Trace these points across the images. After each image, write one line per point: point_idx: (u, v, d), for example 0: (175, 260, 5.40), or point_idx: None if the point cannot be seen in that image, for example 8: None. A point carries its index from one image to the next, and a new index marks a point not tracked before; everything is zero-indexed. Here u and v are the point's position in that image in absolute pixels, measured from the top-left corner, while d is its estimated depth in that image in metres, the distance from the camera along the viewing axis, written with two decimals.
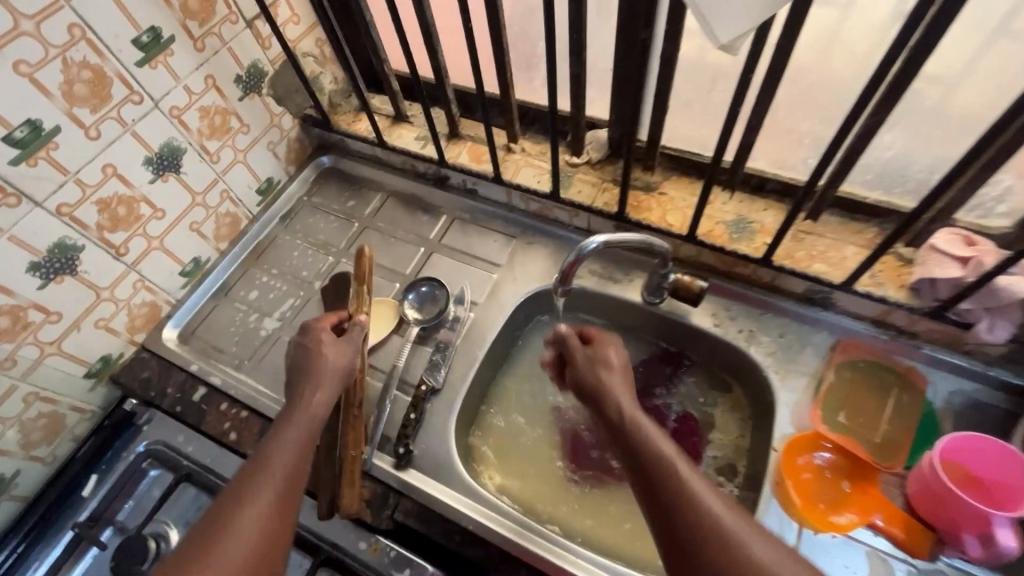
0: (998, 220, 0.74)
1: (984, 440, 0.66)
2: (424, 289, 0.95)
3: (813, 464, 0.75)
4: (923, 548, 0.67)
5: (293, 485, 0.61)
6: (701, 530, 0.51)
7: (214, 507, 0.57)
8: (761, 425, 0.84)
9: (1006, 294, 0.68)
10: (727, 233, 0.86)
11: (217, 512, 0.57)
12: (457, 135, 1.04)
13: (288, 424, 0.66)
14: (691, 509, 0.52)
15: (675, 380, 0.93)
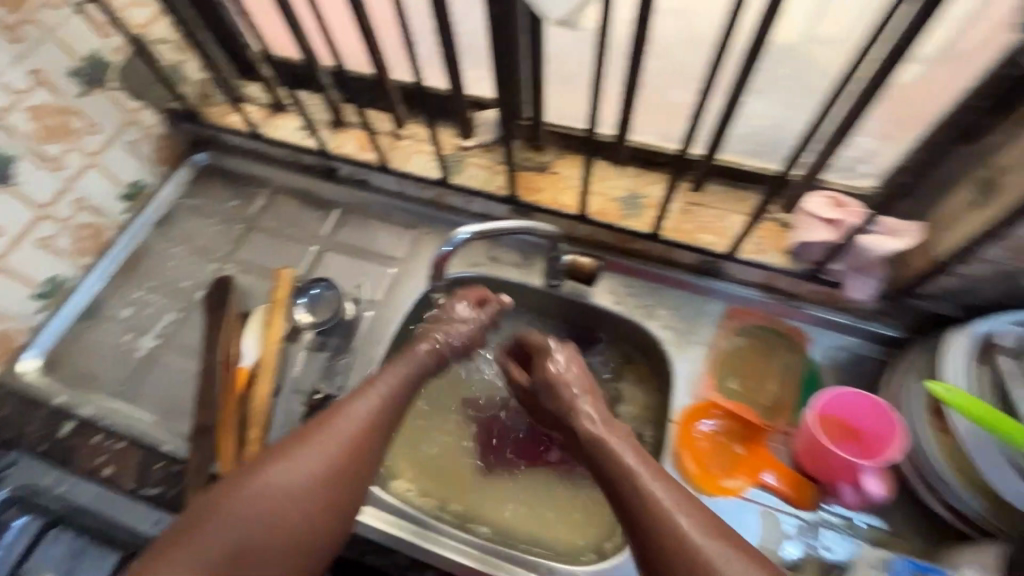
0: (863, 181, 0.77)
1: (856, 395, 0.70)
2: (315, 291, 0.88)
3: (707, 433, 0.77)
4: (806, 500, 0.71)
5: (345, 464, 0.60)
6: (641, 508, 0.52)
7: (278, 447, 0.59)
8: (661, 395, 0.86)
9: (869, 253, 0.71)
10: (618, 210, 0.86)
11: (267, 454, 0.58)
12: (341, 123, 0.98)
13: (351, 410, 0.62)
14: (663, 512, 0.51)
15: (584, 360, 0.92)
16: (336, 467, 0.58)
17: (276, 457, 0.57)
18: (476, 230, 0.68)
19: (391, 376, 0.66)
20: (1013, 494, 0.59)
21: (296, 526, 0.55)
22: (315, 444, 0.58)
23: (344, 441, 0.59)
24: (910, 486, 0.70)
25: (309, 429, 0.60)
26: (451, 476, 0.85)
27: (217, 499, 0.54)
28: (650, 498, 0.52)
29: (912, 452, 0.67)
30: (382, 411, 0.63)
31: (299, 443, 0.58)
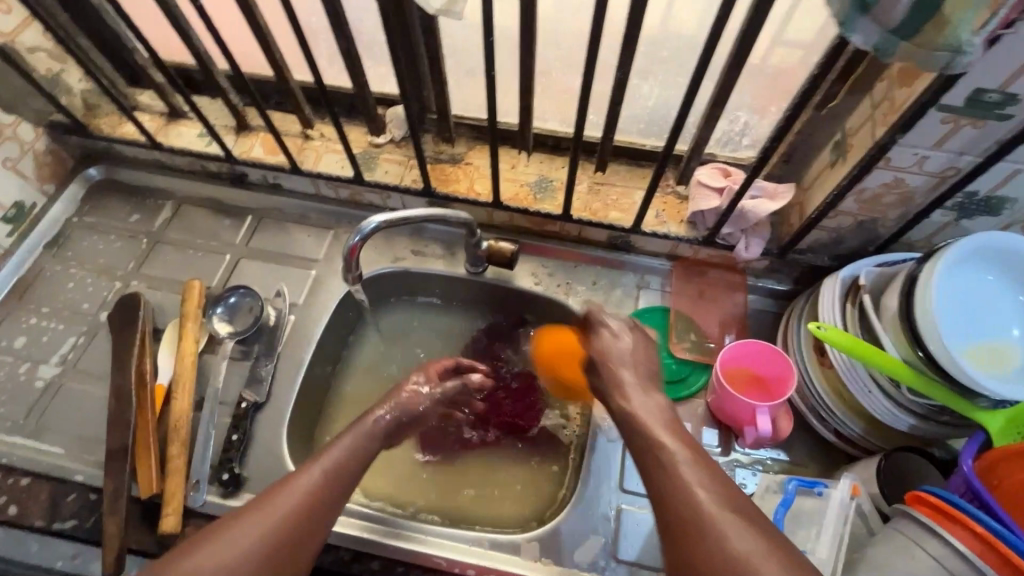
0: (746, 152, 0.85)
1: (753, 344, 0.77)
2: (233, 300, 0.86)
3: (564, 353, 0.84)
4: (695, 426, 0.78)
5: (317, 510, 0.57)
6: (687, 502, 0.51)
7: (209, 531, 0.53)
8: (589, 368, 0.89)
9: (753, 215, 0.79)
10: (531, 195, 0.89)
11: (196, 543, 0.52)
12: (245, 127, 0.95)
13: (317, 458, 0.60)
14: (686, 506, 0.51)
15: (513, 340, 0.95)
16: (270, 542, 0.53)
17: (207, 539, 0.52)
18: (386, 219, 0.68)
19: (356, 433, 0.64)
20: (883, 413, 0.68)
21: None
22: (274, 506, 0.55)
23: (285, 513, 0.55)
24: (805, 419, 0.78)
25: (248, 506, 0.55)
26: (391, 469, 0.85)
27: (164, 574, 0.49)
28: (683, 489, 0.52)
29: (804, 389, 0.75)
30: (335, 480, 0.59)
31: (239, 520, 0.54)
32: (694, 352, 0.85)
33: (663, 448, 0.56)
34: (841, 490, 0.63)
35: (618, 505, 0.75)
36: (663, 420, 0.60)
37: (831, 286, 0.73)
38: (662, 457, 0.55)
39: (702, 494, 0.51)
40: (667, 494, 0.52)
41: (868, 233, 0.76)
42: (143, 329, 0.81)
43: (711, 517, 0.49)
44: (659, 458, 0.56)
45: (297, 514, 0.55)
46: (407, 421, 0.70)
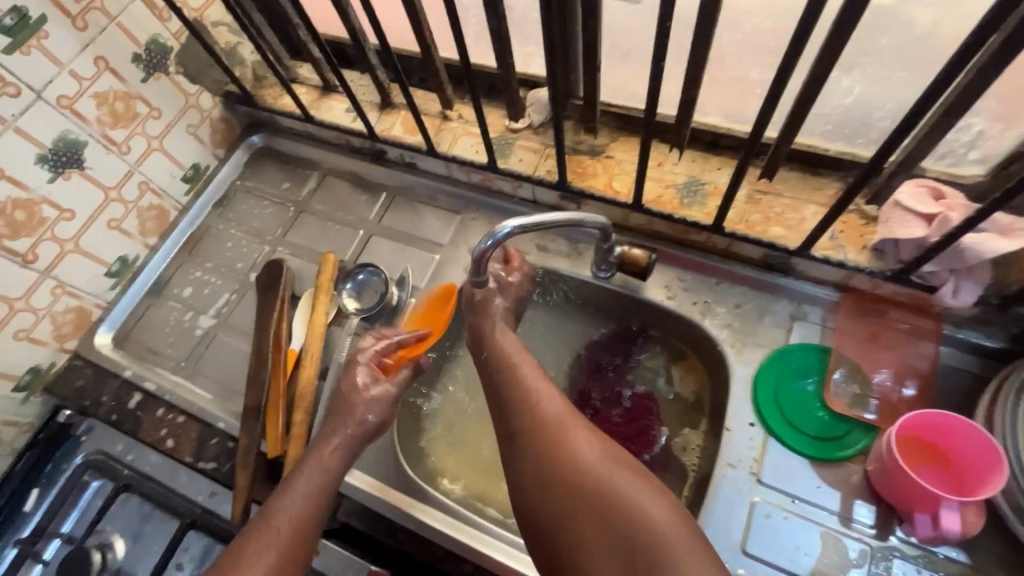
0: (971, 169, 0.66)
1: (949, 417, 0.61)
2: (361, 277, 0.88)
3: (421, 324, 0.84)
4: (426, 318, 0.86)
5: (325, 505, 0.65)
6: (605, 495, 0.56)
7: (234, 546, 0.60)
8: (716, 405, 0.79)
9: (973, 254, 0.62)
10: (677, 198, 0.79)
11: (249, 536, 0.60)
12: (389, 105, 0.96)
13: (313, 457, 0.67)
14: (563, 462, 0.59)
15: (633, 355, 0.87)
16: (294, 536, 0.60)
17: (263, 521, 0.61)
18: (520, 224, 0.64)
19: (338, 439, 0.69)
20: None
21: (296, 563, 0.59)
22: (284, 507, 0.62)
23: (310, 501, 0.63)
24: (1006, 521, 0.61)
25: (261, 518, 0.61)
26: (490, 468, 0.84)
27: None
28: (579, 465, 0.58)
29: (1013, 486, 0.59)
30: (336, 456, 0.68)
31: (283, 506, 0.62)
32: (854, 408, 0.71)
33: (574, 451, 0.60)
34: None
35: (737, 569, 0.65)
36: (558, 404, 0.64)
37: None
38: (571, 462, 0.59)
39: (607, 469, 0.58)
40: (590, 498, 0.56)
41: None
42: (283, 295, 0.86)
43: (613, 490, 0.56)
44: (573, 472, 0.58)
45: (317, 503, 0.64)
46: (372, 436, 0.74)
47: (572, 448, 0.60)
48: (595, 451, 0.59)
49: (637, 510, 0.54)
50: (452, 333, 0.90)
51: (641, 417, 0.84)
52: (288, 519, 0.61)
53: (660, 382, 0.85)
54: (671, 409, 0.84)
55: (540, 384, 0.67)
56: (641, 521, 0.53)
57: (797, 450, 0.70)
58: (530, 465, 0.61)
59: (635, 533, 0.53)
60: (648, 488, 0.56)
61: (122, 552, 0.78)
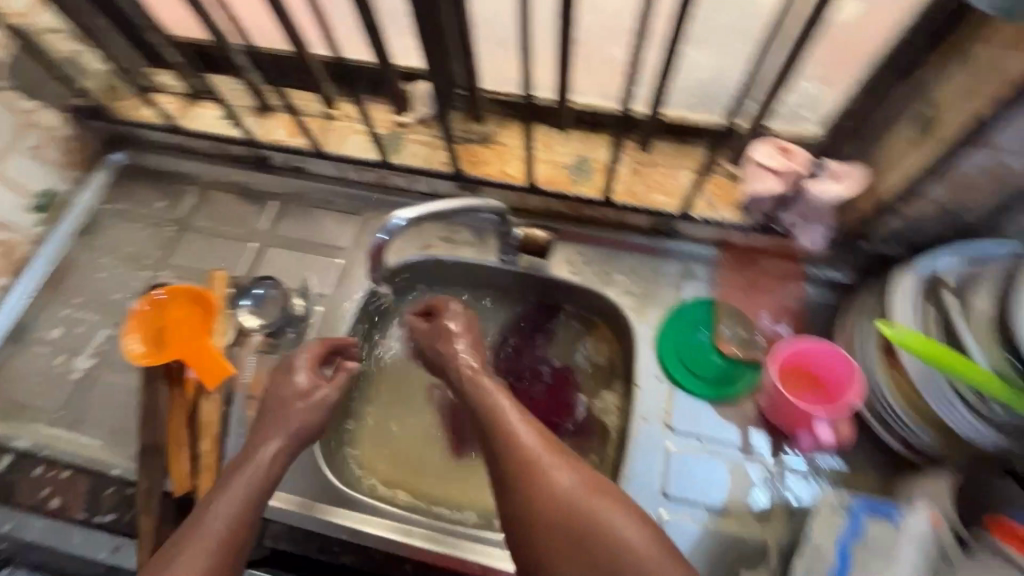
0: (809, 127, 0.75)
1: (812, 345, 0.71)
2: (259, 292, 0.84)
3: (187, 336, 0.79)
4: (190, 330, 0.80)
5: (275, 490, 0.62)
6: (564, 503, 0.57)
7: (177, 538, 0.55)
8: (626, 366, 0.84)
9: (820, 200, 0.70)
10: (567, 177, 0.83)
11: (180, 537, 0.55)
12: (267, 108, 0.91)
13: (262, 444, 0.64)
14: (544, 492, 0.58)
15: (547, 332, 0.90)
16: (239, 520, 0.57)
17: (189, 526, 0.56)
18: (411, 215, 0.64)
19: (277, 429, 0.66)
20: (962, 426, 0.60)
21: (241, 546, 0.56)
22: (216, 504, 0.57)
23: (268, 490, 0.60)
24: (868, 425, 0.71)
25: (200, 508, 0.58)
26: (421, 465, 0.83)
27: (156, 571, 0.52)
28: (557, 493, 0.57)
29: (870, 396, 0.68)
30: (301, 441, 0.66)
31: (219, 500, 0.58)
32: (743, 349, 0.79)
33: (533, 453, 0.60)
34: (919, 515, 0.52)
35: (660, 512, 0.70)
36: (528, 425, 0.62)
37: (908, 281, 0.64)
38: (531, 468, 0.59)
39: (587, 500, 0.57)
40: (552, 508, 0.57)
41: (950, 220, 0.67)
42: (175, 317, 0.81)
43: (599, 523, 0.55)
44: (535, 480, 0.58)
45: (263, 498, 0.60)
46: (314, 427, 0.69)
47: (530, 450, 0.60)
48: (574, 480, 0.58)
49: (603, 519, 0.55)
50: (366, 336, 0.88)
51: (560, 389, 0.87)
52: (220, 528, 0.55)
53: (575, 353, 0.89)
54: (588, 376, 0.88)
55: (503, 395, 0.67)
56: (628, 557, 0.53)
57: (696, 394, 0.77)
58: (510, 490, 0.60)
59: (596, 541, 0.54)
60: (631, 521, 0.56)
61: None
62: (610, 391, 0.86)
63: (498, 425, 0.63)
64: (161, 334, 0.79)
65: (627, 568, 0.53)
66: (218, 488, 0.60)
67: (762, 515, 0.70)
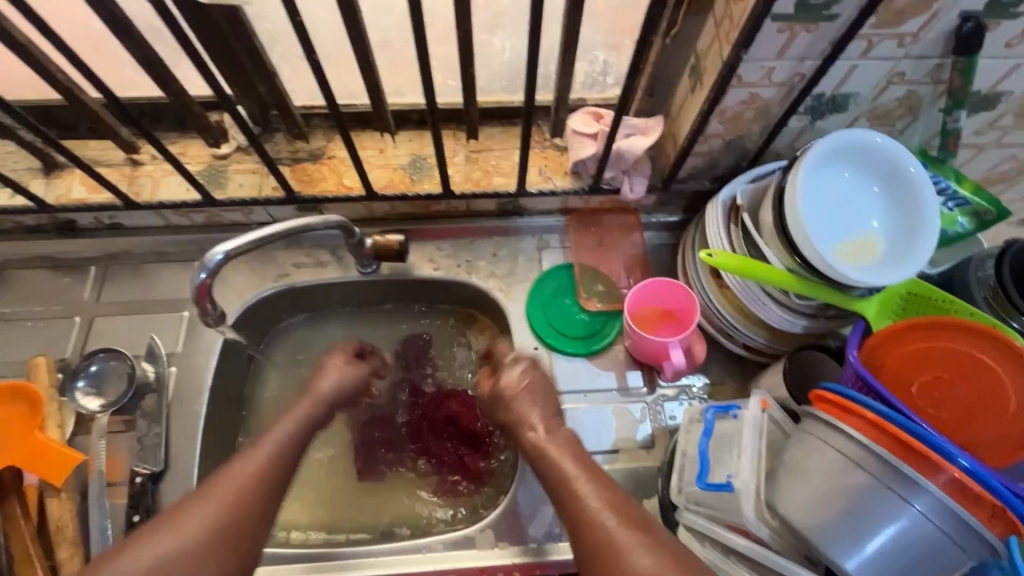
0: (613, 90, 0.82)
1: (653, 284, 0.79)
2: (95, 369, 0.75)
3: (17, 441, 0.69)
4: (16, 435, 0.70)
5: (287, 477, 0.57)
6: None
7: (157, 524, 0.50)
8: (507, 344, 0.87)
9: (630, 154, 0.78)
10: (407, 177, 0.83)
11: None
12: (57, 167, 0.81)
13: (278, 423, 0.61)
14: (578, 523, 0.52)
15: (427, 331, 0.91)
16: (226, 516, 0.51)
17: (167, 518, 0.50)
18: (231, 245, 0.61)
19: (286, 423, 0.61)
20: (779, 321, 0.70)
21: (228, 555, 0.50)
22: (199, 506, 0.51)
23: (223, 521, 0.50)
24: (717, 340, 0.80)
25: (186, 500, 0.51)
26: (328, 497, 0.81)
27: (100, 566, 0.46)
28: (590, 524, 0.51)
29: (710, 314, 0.77)
30: (274, 475, 0.55)
31: (162, 529, 0.48)
32: (605, 302, 0.85)
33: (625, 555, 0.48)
34: (752, 406, 0.59)
35: None
36: (580, 467, 0.56)
37: (714, 210, 0.73)
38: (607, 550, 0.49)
39: (619, 533, 0.50)
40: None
41: (738, 150, 0.77)
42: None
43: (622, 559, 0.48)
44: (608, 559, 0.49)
45: (230, 527, 0.50)
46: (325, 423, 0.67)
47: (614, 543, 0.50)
48: (611, 513, 0.51)
49: (624, 559, 0.48)
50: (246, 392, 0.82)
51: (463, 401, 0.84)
52: (197, 528, 0.49)
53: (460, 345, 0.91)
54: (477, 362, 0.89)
55: (553, 438, 0.60)
56: None
57: (573, 353, 0.82)
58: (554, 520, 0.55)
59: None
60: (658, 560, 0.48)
61: None
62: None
63: (542, 462, 0.59)
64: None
65: None
66: (213, 477, 0.54)
67: (647, 446, 0.77)
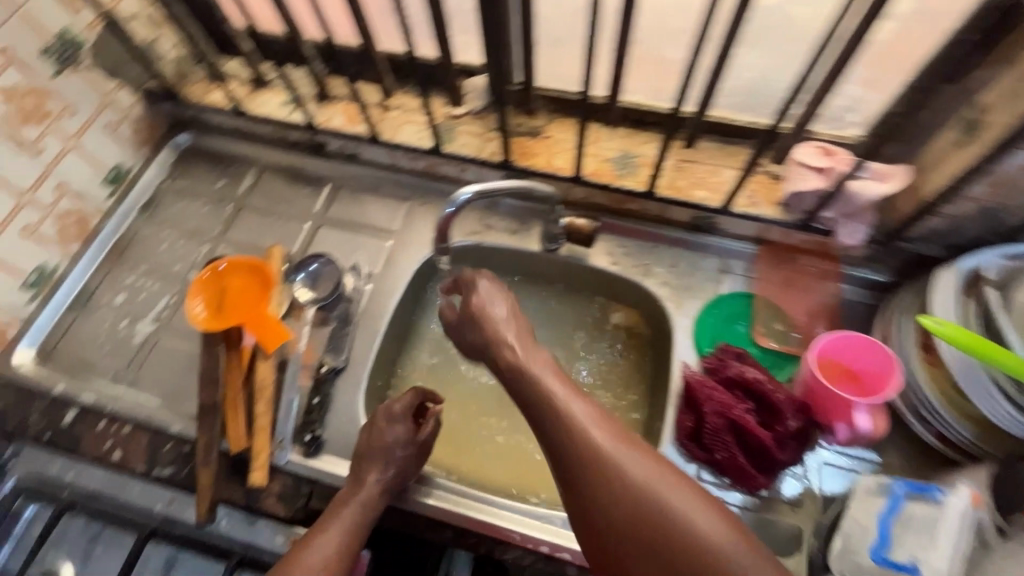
0: (852, 130, 0.79)
1: (854, 338, 0.72)
2: (314, 267, 0.88)
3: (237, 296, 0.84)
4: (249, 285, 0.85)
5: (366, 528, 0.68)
6: (640, 506, 0.47)
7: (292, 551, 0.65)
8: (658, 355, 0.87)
9: (861, 198, 0.73)
10: (612, 170, 0.86)
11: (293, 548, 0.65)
12: (327, 97, 0.96)
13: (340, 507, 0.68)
14: (615, 494, 0.48)
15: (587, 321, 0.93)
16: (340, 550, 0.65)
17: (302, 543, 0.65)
18: (478, 189, 0.69)
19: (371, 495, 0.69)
20: (998, 414, 0.63)
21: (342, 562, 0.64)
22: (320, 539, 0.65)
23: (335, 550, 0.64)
24: (904, 420, 0.73)
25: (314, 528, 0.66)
26: (460, 442, 0.86)
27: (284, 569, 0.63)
28: (630, 495, 0.47)
29: (907, 388, 0.71)
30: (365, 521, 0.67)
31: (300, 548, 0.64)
32: (779, 343, 0.81)
33: (628, 488, 0.48)
34: (960, 495, 0.54)
35: None
36: (629, 447, 0.50)
37: (947, 276, 0.67)
38: (603, 489, 0.48)
39: (658, 490, 0.47)
40: (623, 503, 0.47)
41: (991, 220, 0.69)
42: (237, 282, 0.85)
43: (675, 518, 0.46)
44: (585, 505, 0.49)
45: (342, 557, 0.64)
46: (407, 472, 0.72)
47: (627, 483, 0.48)
48: (648, 475, 0.48)
49: (673, 520, 0.46)
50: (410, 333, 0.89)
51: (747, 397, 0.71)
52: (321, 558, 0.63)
53: (614, 346, 0.91)
54: (625, 365, 0.89)
55: (573, 397, 0.53)
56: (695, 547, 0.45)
57: None
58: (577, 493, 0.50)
59: (665, 535, 0.46)
60: (706, 509, 0.47)
61: None
62: (640, 382, 0.88)
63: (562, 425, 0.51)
64: (222, 296, 0.83)
65: None
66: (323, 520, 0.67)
67: (794, 504, 0.71)
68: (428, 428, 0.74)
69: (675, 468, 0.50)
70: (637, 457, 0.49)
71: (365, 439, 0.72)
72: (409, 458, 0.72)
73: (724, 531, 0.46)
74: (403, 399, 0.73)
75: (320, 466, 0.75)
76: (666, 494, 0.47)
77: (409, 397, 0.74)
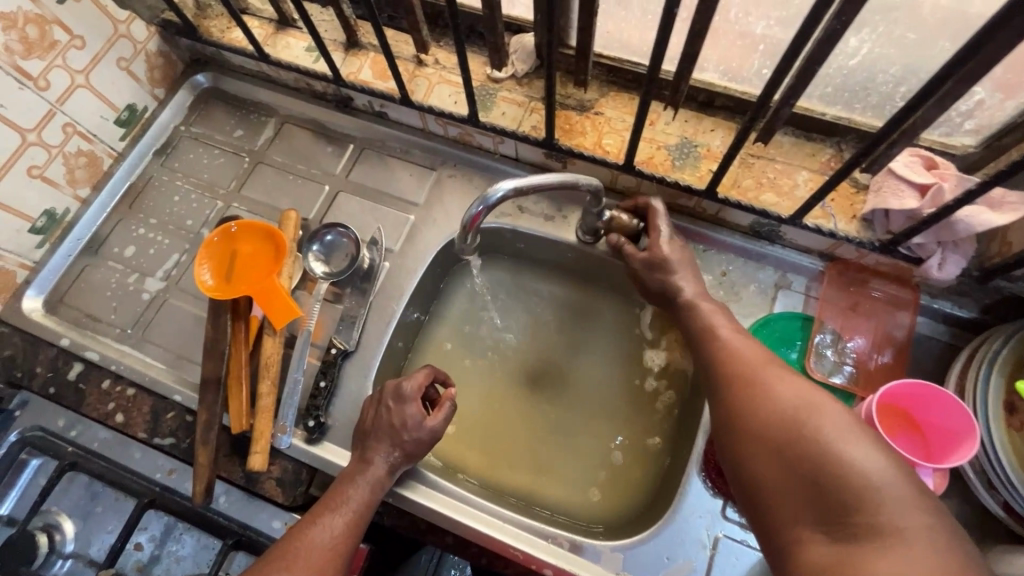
0: (962, 139, 0.66)
1: (925, 387, 0.62)
2: (329, 238, 0.81)
3: (240, 262, 0.78)
4: (257, 251, 0.79)
5: (371, 509, 0.64)
6: (788, 419, 0.53)
7: (292, 530, 0.62)
8: (694, 390, 0.78)
9: (964, 227, 0.62)
10: (669, 160, 0.75)
11: (280, 546, 0.60)
12: (356, 45, 0.86)
13: (346, 486, 0.64)
14: (756, 406, 0.56)
15: (627, 333, 0.86)
16: (341, 535, 0.61)
17: (304, 524, 0.61)
18: (514, 185, 0.60)
19: (380, 473, 0.65)
20: None
21: (345, 548, 0.61)
22: (325, 520, 0.61)
23: (336, 535, 0.61)
24: (967, 482, 0.65)
25: (318, 508, 0.63)
26: (469, 434, 0.82)
27: (283, 551, 0.59)
28: (774, 408, 0.54)
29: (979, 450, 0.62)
30: (369, 506, 0.64)
31: (304, 527, 0.61)
32: (832, 375, 0.72)
33: (779, 413, 0.54)
34: None
35: (716, 533, 0.66)
36: (775, 371, 0.58)
37: None
38: (758, 409, 0.55)
39: (795, 407, 0.53)
40: (776, 423, 0.53)
41: None
42: (249, 248, 0.79)
43: (817, 430, 0.51)
44: (739, 426, 0.56)
45: (343, 542, 0.61)
46: (415, 458, 0.68)
47: (774, 406, 0.54)
48: (793, 389, 0.55)
49: (813, 430, 0.51)
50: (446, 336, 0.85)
51: None
52: (324, 546, 0.60)
53: (651, 365, 0.83)
54: (658, 393, 0.82)
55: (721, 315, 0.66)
56: (836, 454, 0.49)
57: None
58: (731, 408, 0.58)
59: (820, 455, 0.49)
60: (855, 427, 0.51)
61: (71, 534, 0.72)
62: (671, 414, 0.80)
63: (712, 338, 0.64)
64: (230, 261, 0.78)
65: (840, 483, 0.48)
66: (328, 499, 0.64)
67: None
68: (441, 414, 0.68)
69: (834, 402, 0.54)
70: (793, 391, 0.55)
71: (373, 417, 0.68)
72: (419, 444, 0.67)
73: (893, 475, 0.47)
74: (414, 378, 0.69)
75: (320, 453, 0.72)
76: (826, 420, 0.51)
77: (421, 377, 0.70)
